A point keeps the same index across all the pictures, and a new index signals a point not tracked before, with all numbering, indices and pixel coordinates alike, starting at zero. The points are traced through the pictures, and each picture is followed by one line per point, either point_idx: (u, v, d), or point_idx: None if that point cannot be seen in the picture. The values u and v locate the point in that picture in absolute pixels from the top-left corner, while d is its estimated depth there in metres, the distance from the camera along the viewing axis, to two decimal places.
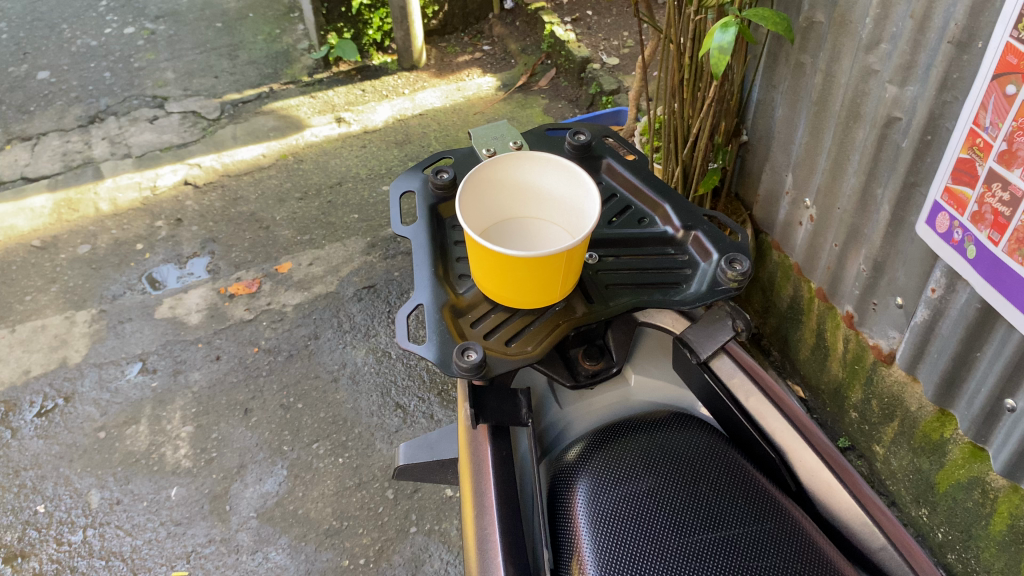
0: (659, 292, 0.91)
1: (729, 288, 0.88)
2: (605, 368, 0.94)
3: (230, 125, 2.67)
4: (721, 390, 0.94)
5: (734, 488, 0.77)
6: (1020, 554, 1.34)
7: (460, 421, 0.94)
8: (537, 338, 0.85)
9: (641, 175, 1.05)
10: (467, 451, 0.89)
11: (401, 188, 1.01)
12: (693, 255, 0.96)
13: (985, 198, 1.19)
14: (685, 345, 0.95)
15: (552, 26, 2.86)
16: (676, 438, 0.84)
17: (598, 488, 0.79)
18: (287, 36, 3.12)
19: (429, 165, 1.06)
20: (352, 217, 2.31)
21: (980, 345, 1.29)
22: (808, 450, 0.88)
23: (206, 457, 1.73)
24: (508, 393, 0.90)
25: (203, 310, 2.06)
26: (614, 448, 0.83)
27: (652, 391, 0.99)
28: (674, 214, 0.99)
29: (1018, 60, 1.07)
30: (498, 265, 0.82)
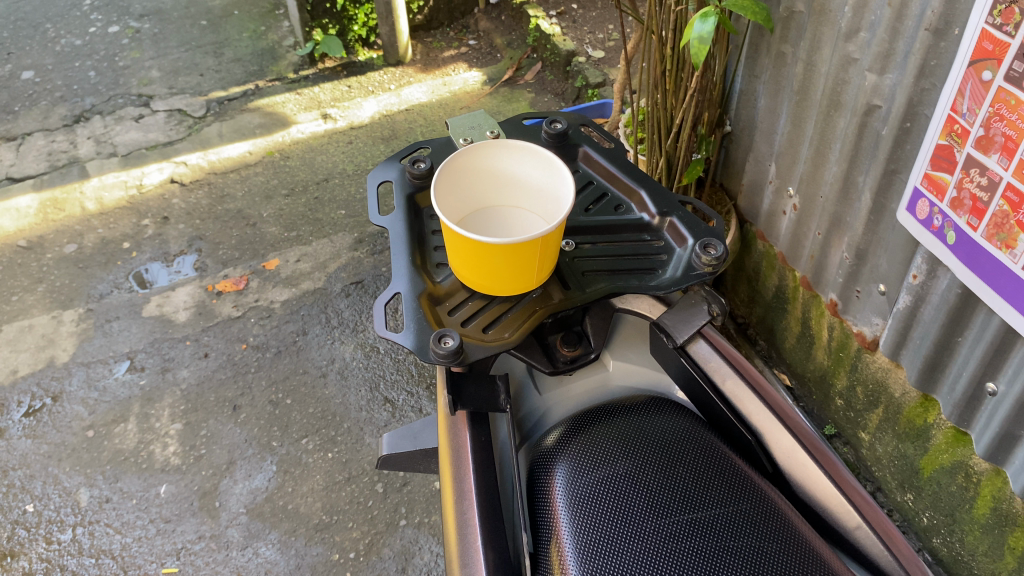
0: (634, 279, 0.92)
1: (704, 272, 0.89)
2: (583, 354, 0.95)
3: (216, 123, 2.67)
4: (699, 374, 0.95)
5: (711, 470, 0.78)
6: (1003, 537, 1.35)
7: (439, 410, 0.93)
8: (514, 326, 0.85)
9: (618, 163, 1.06)
10: (446, 438, 0.89)
11: (378, 179, 1.02)
12: (669, 241, 0.96)
13: (963, 183, 1.21)
14: (662, 331, 0.96)
15: (537, 20, 2.86)
16: (653, 421, 0.85)
17: (576, 472, 0.79)
18: (272, 33, 3.12)
19: (405, 155, 1.06)
20: (339, 213, 2.32)
21: (961, 330, 1.31)
22: (785, 433, 0.90)
23: (195, 454, 1.73)
24: (485, 378, 0.90)
25: (191, 308, 2.06)
26: (592, 432, 0.84)
27: (629, 377, 1.00)
28: (650, 200, 0.99)
29: (993, 46, 1.09)
30: (475, 253, 0.83)
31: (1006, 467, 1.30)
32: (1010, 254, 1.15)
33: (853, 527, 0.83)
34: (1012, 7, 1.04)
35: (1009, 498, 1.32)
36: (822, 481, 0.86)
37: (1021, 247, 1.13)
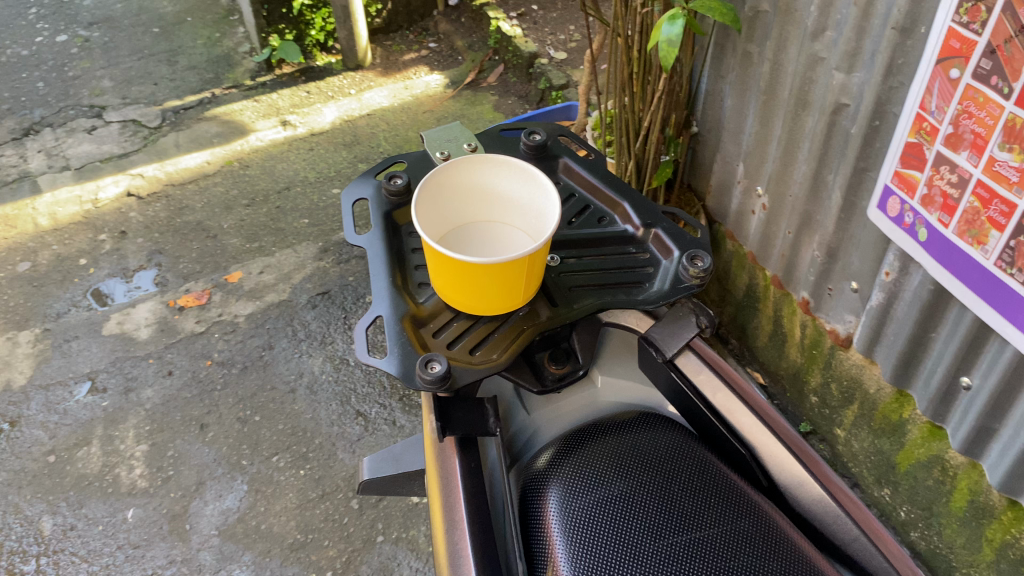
0: (622, 293, 0.91)
1: (692, 284, 0.89)
2: (572, 371, 0.94)
3: (172, 132, 2.60)
4: (688, 388, 0.94)
5: (707, 488, 0.77)
6: (980, 529, 1.36)
7: (426, 433, 0.90)
8: (502, 347, 0.84)
9: (599, 175, 1.05)
10: (434, 465, 0.86)
11: (353, 196, 0.99)
12: (654, 253, 0.96)
13: (934, 180, 1.21)
14: (650, 344, 0.96)
15: (498, 22, 2.84)
16: (647, 438, 0.84)
17: (571, 493, 0.77)
18: (227, 39, 3.06)
19: (380, 170, 1.03)
20: (302, 222, 2.27)
21: (934, 326, 1.31)
22: (780, 445, 0.89)
23: (163, 475, 1.69)
24: (474, 405, 0.88)
25: (153, 325, 2.00)
26: (585, 451, 0.82)
27: (618, 392, 0.99)
28: (633, 212, 0.99)
29: (961, 44, 1.09)
30: (459, 274, 0.81)
31: (982, 460, 1.31)
32: (982, 249, 1.16)
33: (850, 540, 0.83)
34: (979, 5, 1.04)
35: (986, 490, 1.33)
36: (817, 493, 0.86)
37: (992, 243, 1.14)
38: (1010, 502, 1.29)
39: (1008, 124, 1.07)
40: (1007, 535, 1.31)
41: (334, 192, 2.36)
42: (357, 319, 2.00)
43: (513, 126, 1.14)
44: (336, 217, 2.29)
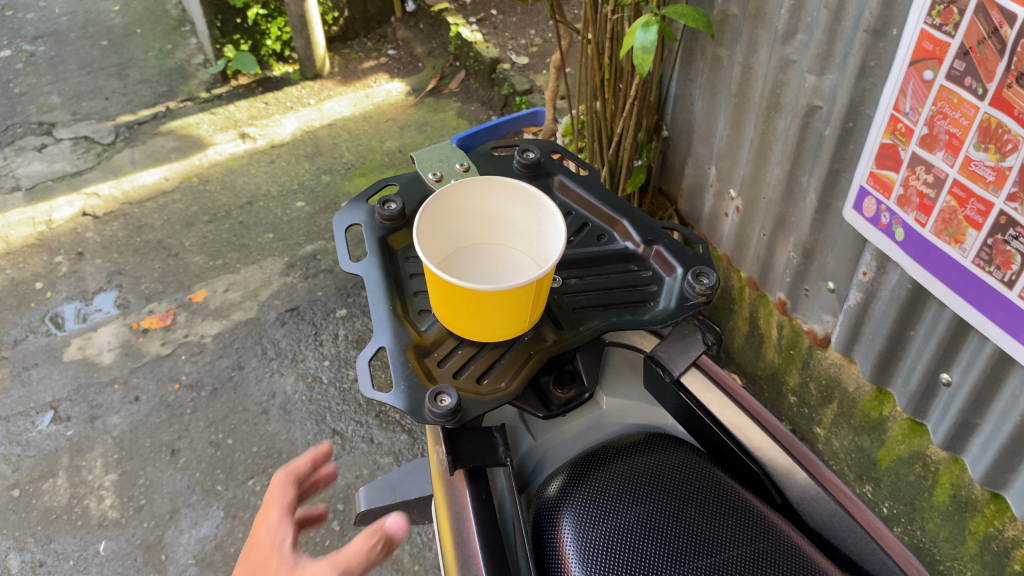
0: (628, 313, 0.90)
1: (699, 301, 0.89)
2: (577, 395, 0.88)
3: (127, 148, 2.54)
4: (697, 406, 0.91)
5: (723, 509, 0.76)
6: (964, 522, 1.38)
7: (433, 467, 0.85)
8: (511, 376, 0.82)
9: (595, 193, 1.04)
10: (444, 501, 0.81)
11: (345, 223, 0.96)
12: (657, 270, 0.95)
13: (910, 181, 1.21)
14: (656, 363, 0.92)
15: (457, 27, 2.84)
16: (658, 459, 0.83)
17: (586, 521, 0.76)
18: (179, 51, 2.99)
19: (372, 194, 1.01)
20: (266, 237, 2.23)
21: (913, 324, 1.33)
22: (794, 466, 0.86)
23: (135, 505, 1.63)
24: (482, 434, 0.82)
25: (116, 349, 1.94)
26: (597, 476, 0.81)
27: (624, 413, 0.97)
28: (633, 229, 0.98)
29: (934, 47, 1.09)
30: (463, 303, 0.80)
31: (964, 454, 1.33)
32: (960, 248, 1.17)
33: (866, 554, 0.80)
34: (951, 8, 1.04)
35: (968, 483, 1.35)
36: (830, 507, 0.83)
37: (970, 242, 1.15)
38: (992, 495, 1.32)
39: (983, 125, 1.07)
40: (990, 527, 1.33)
41: (298, 206, 2.33)
42: (328, 335, 1.96)
43: (503, 144, 1.13)
44: (302, 231, 2.25)
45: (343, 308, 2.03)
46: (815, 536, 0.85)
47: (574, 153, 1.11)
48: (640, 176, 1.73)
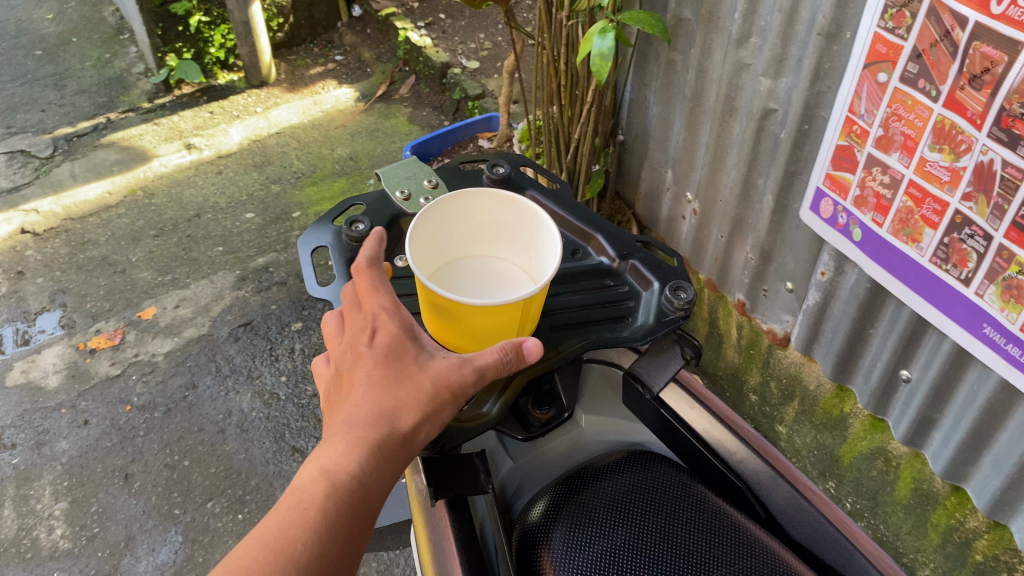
0: (606, 330, 0.90)
1: (678, 317, 0.88)
2: (557, 416, 0.88)
3: (66, 162, 2.48)
4: (677, 422, 0.91)
5: (707, 528, 0.77)
6: (926, 515, 1.40)
7: (415, 500, 0.83)
8: (493, 397, 0.81)
9: (568, 208, 1.04)
10: (427, 531, 0.78)
11: (312, 245, 0.94)
12: (633, 284, 0.95)
13: (866, 181, 1.21)
14: (637, 380, 0.90)
15: (406, 32, 2.82)
16: (641, 477, 0.83)
17: (572, 544, 0.76)
18: (118, 61, 2.93)
19: (338, 215, 0.99)
20: (216, 250, 2.18)
21: (872, 322, 1.34)
22: (778, 481, 0.85)
23: (88, 534, 1.56)
24: (460, 462, 0.79)
25: (63, 371, 1.88)
26: (582, 497, 0.80)
27: (604, 431, 0.97)
28: (608, 244, 0.99)
29: (887, 49, 1.09)
30: (452, 312, 0.80)
31: (925, 449, 1.36)
32: (916, 247, 1.17)
33: (850, 567, 0.80)
34: (903, 11, 1.04)
35: (930, 477, 1.37)
36: (813, 519, 0.83)
37: (927, 241, 1.15)
38: (953, 488, 1.34)
39: (938, 126, 1.08)
40: (952, 519, 1.36)
41: (248, 217, 2.28)
42: (284, 349, 1.92)
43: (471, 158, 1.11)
44: (253, 242, 2.20)
45: (299, 321, 1.99)
46: (800, 548, 0.85)
47: (543, 166, 1.10)
48: (598, 181, 1.75)
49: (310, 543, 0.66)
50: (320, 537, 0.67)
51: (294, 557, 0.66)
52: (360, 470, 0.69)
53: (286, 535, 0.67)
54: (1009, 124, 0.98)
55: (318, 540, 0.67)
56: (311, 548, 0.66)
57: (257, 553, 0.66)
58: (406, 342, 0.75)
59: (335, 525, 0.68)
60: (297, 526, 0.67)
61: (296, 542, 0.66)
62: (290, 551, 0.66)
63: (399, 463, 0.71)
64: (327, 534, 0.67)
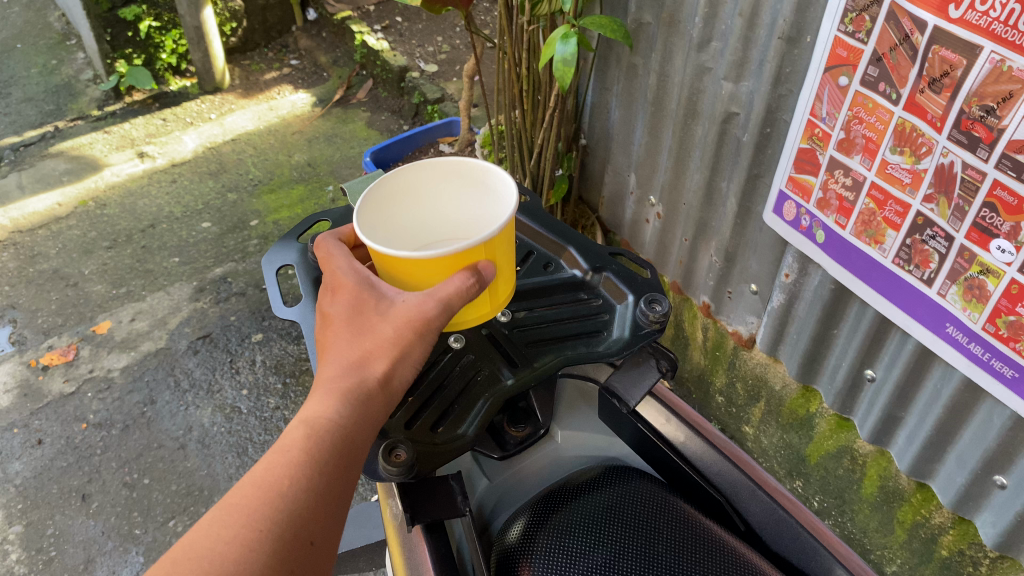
0: (581, 345, 0.89)
1: (653, 330, 0.87)
2: (533, 433, 0.86)
3: (13, 173, 2.41)
4: (653, 435, 0.91)
5: (689, 544, 0.76)
6: (893, 512, 1.42)
7: (393, 527, 0.81)
8: (470, 420, 0.81)
9: (539, 220, 1.04)
10: (403, 557, 0.77)
11: (278, 263, 0.92)
12: (607, 298, 0.94)
13: (829, 184, 1.22)
14: (612, 396, 0.89)
15: (362, 35, 2.79)
16: (620, 493, 0.82)
17: (552, 565, 0.74)
18: (66, 67, 2.86)
19: (304, 231, 0.97)
20: (172, 261, 2.13)
21: (837, 323, 1.35)
22: (756, 492, 0.85)
23: (44, 558, 1.51)
24: (435, 485, 0.77)
25: (14, 390, 1.82)
26: (561, 516, 0.79)
27: (582, 446, 0.96)
28: (581, 257, 0.98)
29: (847, 53, 1.09)
30: (410, 279, 0.79)
31: (890, 447, 1.37)
32: (880, 248, 1.18)
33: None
34: (863, 15, 1.05)
35: (895, 475, 1.39)
36: (792, 530, 0.82)
37: (889, 242, 1.16)
38: (919, 484, 1.35)
39: (898, 129, 1.08)
40: (918, 515, 1.37)
41: (204, 226, 2.23)
42: (245, 361, 1.88)
43: None
44: (210, 252, 2.16)
45: (259, 332, 1.95)
46: (779, 560, 0.84)
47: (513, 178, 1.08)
48: (562, 185, 1.74)
49: (298, 484, 0.64)
50: (306, 478, 0.65)
51: (283, 496, 0.63)
52: (337, 412, 0.68)
53: (272, 478, 0.64)
54: (969, 127, 0.99)
55: (305, 480, 0.65)
56: (298, 489, 0.64)
57: (246, 497, 0.63)
58: (368, 294, 0.76)
59: (320, 465, 0.65)
60: (282, 470, 0.65)
61: (283, 482, 0.64)
62: (278, 495, 0.63)
63: (377, 406, 0.71)
64: (313, 476, 0.65)
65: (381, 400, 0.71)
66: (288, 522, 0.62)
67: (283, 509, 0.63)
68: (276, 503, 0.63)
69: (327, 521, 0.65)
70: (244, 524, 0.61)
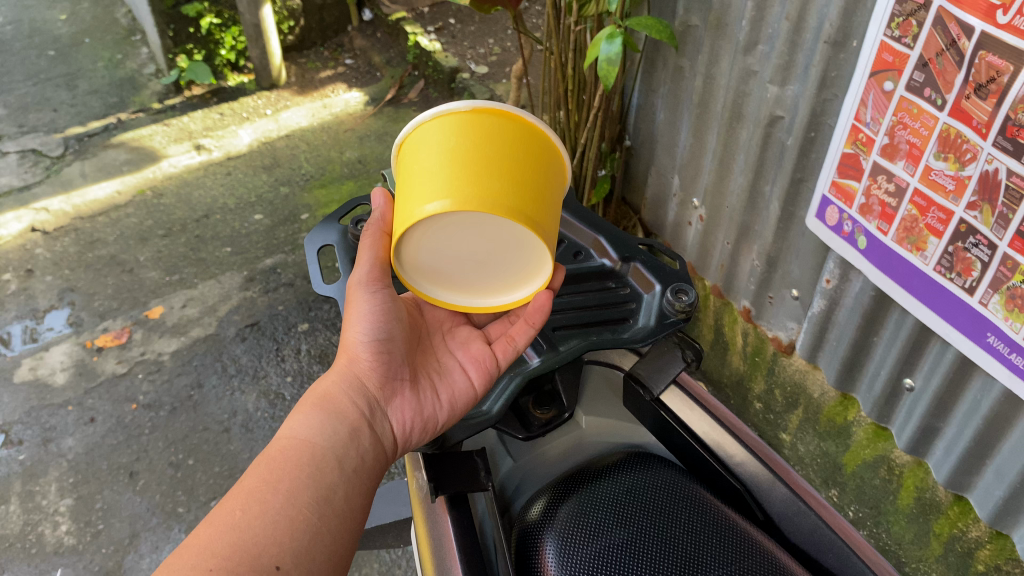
0: (607, 332, 0.94)
1: (678, 319, 0.92)
2: (557, 416, 0.91)
3: (76, 161, 2.50)
4: (674, 422, 0.95)
5: (702, 529, 0.81)
6: (929, 524, 1.40)
7: (415, 495, 0.88)
8: (494, 396, 0.92)
9: (572, 211, 1.10)
10: (424, 524, 0.84)
11: (319, 242, 0.97)
12: (635, 287, 0.99)
13: (871, 189, 1.20)
14: (638, 383, 0.95)
15: (416, 37, 2.85)
16: (640, 479, 0.88)
17: (570, 544, 0.80)
18: (130, 61, 2.96)
19: (345, 214, 1.02)
20: (224, 251, 2.19)
21: (877, 330, 1.34)
22: (775, 484, 0.89)
23: (92, 530, 1.56)
24: (461, 459, 0.86)
25: (70, 369, 1.89)
26: (582, 499, 0.85)
27: (605, 432, 1.01)
28: (611, 247, 1.03)
29: (893, 58, 1.08)
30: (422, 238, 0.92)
31: (927, 458, 1.36)
32: (921, 256, 1.16)
33: (846, 568, 0.83)
34: (910, 20, 1.03)
35: (932, 486, 1.37)
36: (811, 522, 0.86)
37: (931, 249, 1.14)
38: (956, 497, 1.34)
39: (943, 135, 1.07)
40: (954, 529, 1.35)
41: (256, 218, 2.29)
42: (290, 350, 1.93)
43: None
44: (261, 244, 2.22)
45: (305, 322, 2.00)
46: (797, 549, 0.88)
47: None
48: (604, 185, 1.76)
49: (250, 510, 0.70)
50: (261, 499, 0.71)
51: (232, 525, 0.69)
52: (300, 419, 0.80)
53: (225, 515, 0.70)
54: (1014, 133, 0.97)
55: (259, 496, 0.71)
56: (251, 515, 0.70)
57: (204, 535, 0.69)
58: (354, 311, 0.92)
59: (274, 474, 0.74)
60: (237, 501, 0.71)
61: (236, 514, 0.70)
62: (236, 527, 0.69)
63: (338, 403, 0.82)
64: (273, 490, 0.72)
65: (343, 397, 0.83)
66: (243, 549, 0.67)
67: (242, 536, 0.68)
68: (227, 531, 0.68)
69: (293, 532, 0.70)
70: (213, 544, 0.67)
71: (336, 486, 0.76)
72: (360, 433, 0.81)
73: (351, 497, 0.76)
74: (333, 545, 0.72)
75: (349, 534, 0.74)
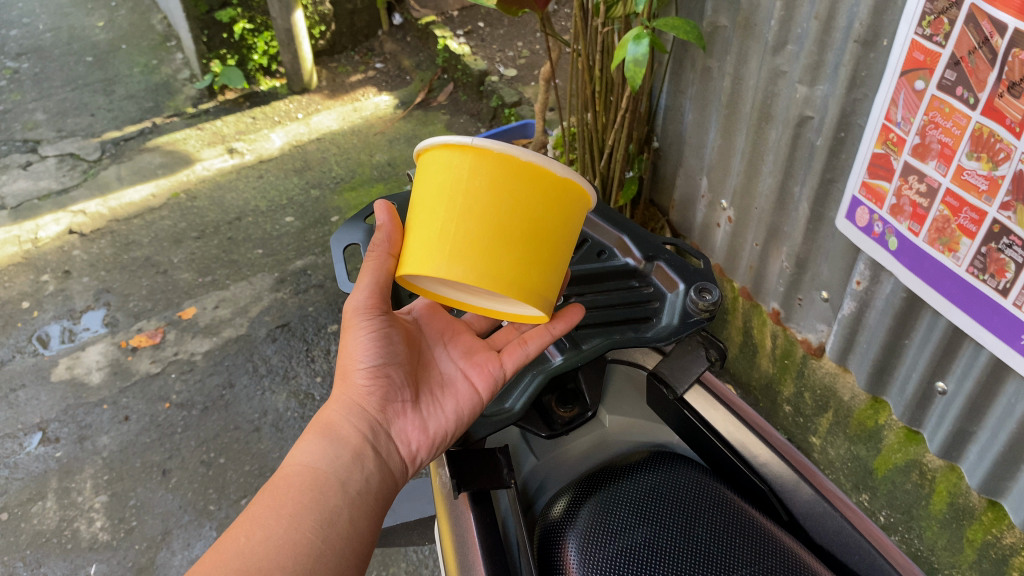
0: (630, 330, 0.95)
1: (701, 318, 0.92)
2: (580, 414, 0.95)
3: (113, 165, 2.55)
4: (698, 421, 0.96)
5: (729, 528, 0.81)
6: (962, 530, 1.38)
7: (439, 496, 0.90)
8: (516, 393, 0.93)
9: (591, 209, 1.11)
10: (448, 521, 0.85)
11: (345, 241, 1.00)
12: (659, 286, 1.00)
13: (902, 190, 1.17)
14: (662, 382, 0.96)
15: (445, 40, 2.86)
16: (663, 477, 0.88)
17: (593, 543, 0.81)
18: (165, 67, 3.02)
19: (370, 213, 1.05)
20: (255, 253, 2.23)
21: (908, 333, 1.31)
22: (801, 485, 0.89)
23: (126, 527, 1.59)
24: (484, 457, 0.88)
25: (105, 368, 1.93)
26: (604, 498, 0.86)
27: (629, 431, 1.02)
28: (634, 245, 1.04)
29: (924, 56, 1.05)
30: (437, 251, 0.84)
31: (960, 462, 1.33)
32: (953, 257, 1.12)
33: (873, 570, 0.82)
34: (941, 18, 1.00)
35: (965, 491, 1.35)
36: (837, 523, 0.86)
37: (964, 250, 1.10)
38: (989, 503, 1.31)
39: (976, 134, 1.03)
40: (988, 535, 1.33)
41: (288, 221, 2.32)
42: (320, 350, 1.95)
43: None
44: (291, 246, 2.24)
45: (335, 323, 2.01)
46: (822, 551, 0.88)
47: None
48: (632, 186, 1.77)
49: (254, 535, 0.73)
50: (265, 524, 0.74)
51: (235, 550, 0.72)
52: (305, 448, 0.83)
53: (233, 540, 0.73)
54: None
55: (263, 521, 0.74)
56: (254, 540, 0.72)
57: (207, 562, 0.71)
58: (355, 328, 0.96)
59: (281, 498, 0.76)
60: (243, 527, 0.74)
61: (239, 540, 0.73)
62: (243, 551, 0.71)
63: (339, 431, 0.84)
64: (272, 519, 0.74)
65: (343, 424, 0.85)
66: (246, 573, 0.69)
67: (246, 560, 0.71)
68: (231, 559, 0.71)
69: (299, 556, 0.72)
70: (220, 568, 0.70)
71: (339, 510, 0.77)
72: (363, 456, 0.83)
73: (356, 519, 0.78)
74: (340, 545, 0.75)
75: (356, 538, 0.77)
